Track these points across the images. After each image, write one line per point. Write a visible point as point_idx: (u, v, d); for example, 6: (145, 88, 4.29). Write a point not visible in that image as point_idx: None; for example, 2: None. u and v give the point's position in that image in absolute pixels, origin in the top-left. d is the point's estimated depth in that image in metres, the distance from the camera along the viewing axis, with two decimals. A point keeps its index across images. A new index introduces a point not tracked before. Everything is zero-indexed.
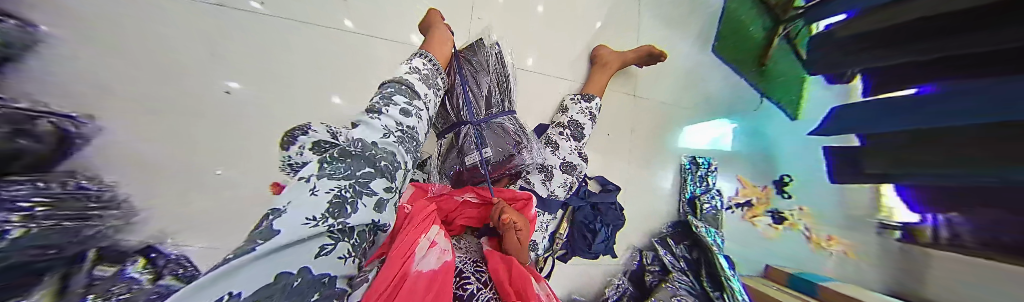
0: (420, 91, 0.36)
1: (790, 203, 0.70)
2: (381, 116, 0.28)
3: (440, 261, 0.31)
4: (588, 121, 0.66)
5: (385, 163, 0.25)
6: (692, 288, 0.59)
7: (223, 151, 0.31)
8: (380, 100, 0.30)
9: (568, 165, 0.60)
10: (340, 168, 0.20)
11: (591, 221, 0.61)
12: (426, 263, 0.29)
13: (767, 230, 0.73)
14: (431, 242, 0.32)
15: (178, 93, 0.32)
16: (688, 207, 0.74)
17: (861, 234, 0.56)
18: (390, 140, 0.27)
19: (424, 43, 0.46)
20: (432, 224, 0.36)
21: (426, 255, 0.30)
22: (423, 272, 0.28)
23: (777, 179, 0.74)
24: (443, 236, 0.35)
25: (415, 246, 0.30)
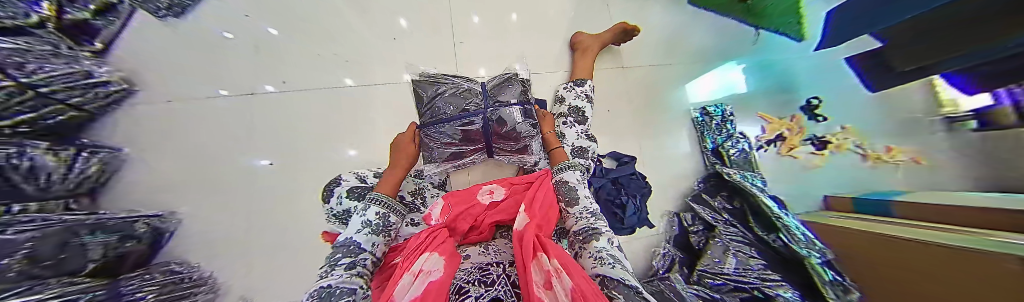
0: (377, 207, 0.40)
1: (828, 125, 0.67)
2: (364, 214, 0.39)
3: (423, 285, 0.28)
4: (587, 104, 0.67)
5: (365, 232, 0.36)
6: (743, 238, 0.55)
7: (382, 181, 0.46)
8: (359, 216, 0.39)
9: (579, 149, 0.60)
10: (343, 248, 0.33)
11: (616, 197, 0.60)
12: (410, 293, 0.26)
13: (810, 159, 0.67)
14: (415, 272, 0.30)
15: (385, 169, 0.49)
16: (714, 158, 0.71)
17: (924, 139, 0.52)
18: (363, 230, 0.36)
19: (387, 181, 0.46)
20: (422, 253, 0.34)
21: (409, 289, 0.27)
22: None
23: (804, 105, 0.72)
24: (433, 259, 0.33)
25: (397, 284, 0.27)
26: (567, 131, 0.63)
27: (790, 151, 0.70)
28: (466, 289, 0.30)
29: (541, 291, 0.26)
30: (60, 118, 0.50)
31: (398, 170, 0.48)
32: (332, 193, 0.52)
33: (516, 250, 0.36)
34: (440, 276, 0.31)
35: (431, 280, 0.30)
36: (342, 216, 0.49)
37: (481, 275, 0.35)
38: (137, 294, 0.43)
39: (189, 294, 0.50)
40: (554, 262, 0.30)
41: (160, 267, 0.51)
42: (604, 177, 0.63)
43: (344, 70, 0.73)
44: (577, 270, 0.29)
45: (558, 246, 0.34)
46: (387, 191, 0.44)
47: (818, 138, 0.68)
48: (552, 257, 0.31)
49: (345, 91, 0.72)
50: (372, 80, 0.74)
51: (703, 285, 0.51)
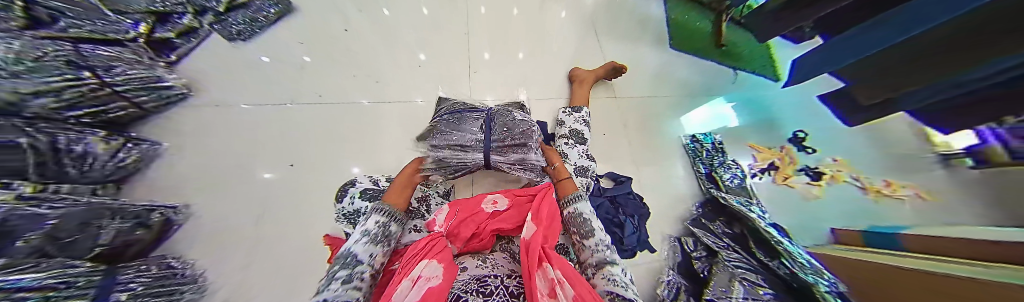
0: (379, 216, 0.42)
1: (818, 157, 0.71)
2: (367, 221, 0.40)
3: (422, 291, 0.28)
4: (585, 128, 0.72)
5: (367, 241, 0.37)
6: (747, 264, 0.53)
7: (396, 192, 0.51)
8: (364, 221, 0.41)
9: (579, 168, 0.64)
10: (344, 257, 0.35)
11: (614, 215, 0.61)
12: (405, 300, 0.26)
13: (808, 189, 0.67)
14: (414, 279, 0.30)
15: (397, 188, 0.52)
16: (710, 183, 0.73)
17: (927, 177, 0.55)
18: (366, 237, 0.38)
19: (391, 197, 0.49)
20: (422, 258, 0.35)
21: (405, 295, 0.27)
22: None
23: (791, 137, 0.76)
24: (433, 265, 0.34)
25: (396, 290, 0.28)
26: (568, 151, 0.67)
27: (786, 180, 0.70)
28: (464, 298, 0.30)
29: (545, 299, 0.28)
30: (120, 113, 0.56)
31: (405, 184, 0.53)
32: (345, 194, 0.55)
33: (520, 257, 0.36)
34: (438, 283, 0.31)
35: (430, 286, 0.30)
36: (351, 217, 0.52)
37: (480, 284, 0.33)
38: (128, 284, 0.43)
39: (176, 291, 0.49)
40: (557, 272, 0.31)
41: (156, 261, 0.51)
42: (602, 196, 0.64)
43: (367, 88, 0.82)
44: (579, 281, 0.30)
45: (561, 257, 0.36)
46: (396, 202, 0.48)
47: (811, 169, 0.70)
48: (555, 267, 0.33)
49: (365, 107, 0.79)
50: (389, 99, 0.82)
51: None
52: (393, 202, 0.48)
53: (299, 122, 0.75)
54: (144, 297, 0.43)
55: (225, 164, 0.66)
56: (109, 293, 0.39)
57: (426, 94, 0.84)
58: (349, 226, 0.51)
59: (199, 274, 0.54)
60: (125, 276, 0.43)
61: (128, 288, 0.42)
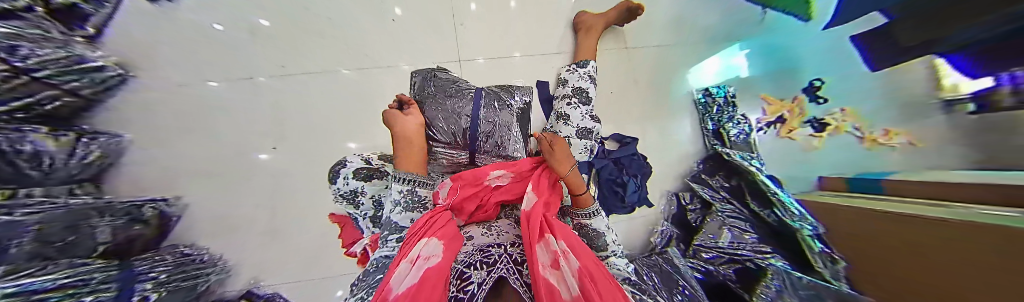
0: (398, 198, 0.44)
1: (827, 107, 0.51)
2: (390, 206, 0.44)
3: (421, 272, 0.30)
4: (589, 84, 0.66)
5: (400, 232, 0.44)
6: (739, 215, 0.57)
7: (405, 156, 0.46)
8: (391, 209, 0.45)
9: (584, 130, 0.61)
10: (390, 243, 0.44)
11: (617, 176, 0.61)
12: (405, 283, 0.28)
13: (809, 141, 0.53)
14: (412, 259, 0.31)
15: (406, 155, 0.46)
16: (716, 139, 0.76)
17: (923, 123, 0.34)
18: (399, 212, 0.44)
19: (403, 161, 0.46)
20: (421, 237, 0.36)
21: (405, 278, 0.29)
22: (398, 295, 0.26)
23: (806, 86, 0.57)
24: (432, 244, 0.35)
25: (395, 272, 0.30)
26: (571, 113, 0.63)
27: (790, 133, 0.59)
28: (467, 274, 0.31)
29: (547, 271, 0.29)
30: (56, 104, 0.49)
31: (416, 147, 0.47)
32: (337, 175, 0.53)
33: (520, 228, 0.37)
34: (438, 261, 0.32)
35: (429, 266, 0.31)
36: (350, 198, 0.52)
37: (483, 255, 0.35)
38: (149, 274, 0.49)
39: (199, 275, 0.55)
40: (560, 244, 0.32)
41: (168, 251, 0.54)
42: (605, 158, 0.64)
43: (343, 55, 0.72)
44: (585, 252, 0.32)
45: (562, 227, 0.36)
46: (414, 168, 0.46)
47: (818, 120, 0.52)
48: (559, 239, 0.34)
49: (344, 80, 0.72)
50: (372, 70, 0.73)
51: (698, 258, 0.58)
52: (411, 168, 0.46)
53: (277, 100, 0.68)
54: (167, 285, 0.51)
55: (207, 151, 0.62)
56: (131, 287, 0.46)
57: (412, 58, 0.75)
58: (352, 207, 0.53)
59: (215, 257, 0.59)
60: (143, 268, 0.49)
61: (146, 279, 0.48)
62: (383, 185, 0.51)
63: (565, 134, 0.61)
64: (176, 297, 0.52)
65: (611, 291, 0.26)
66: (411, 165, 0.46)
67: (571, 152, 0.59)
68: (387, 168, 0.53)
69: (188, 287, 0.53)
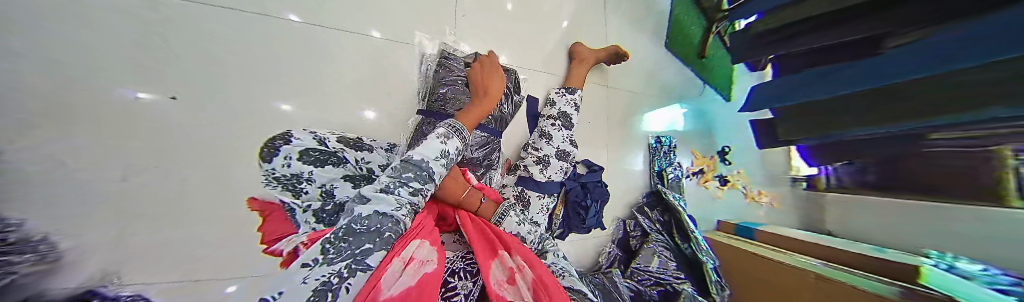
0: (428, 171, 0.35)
1: (731, 168, 0.95)
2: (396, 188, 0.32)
3: (417, 275, 0.25)
4: (574, 110, 0.72)
5: (389, 232, 0.28)
6: (667, 244, 0.71)
7: (470, 112, 0.46)
8: (391, 181, 0.32)
9: (562, 153, 0.67)
10: (342, 248, 0.24)
11: (582, 199, 0.68)
12: (399, 285, 0.23)
13: (716, 191, 0.94)
14: (406, 260, 0.27)
15: (477, 112, 0.47)
16: (658, 179, 0.88)
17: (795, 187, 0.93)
18: (400, 212, 0.31)
19: (463, 112, 0.46)
20: (413, 239, 0.32)
21: (398, 279, 0.24)
22: (395, 295, 0.21)
23: (719, 150, 0.97)
24: (426, 248, 0.31)
25: (386, 268, 0.24)
26: (553, 134, 0.67)
27: (705, 182, 0.93)
28: (453, 282, 0.31)
29: (505, 288, 0.28)
30: None
31: (483, 105, 0.48)
32: (275, 153, 0.36)
33: (473, 245, 0.36)
34: (434, 267, 0.28)
35: (425, 271, 0.27)
36: (290, 182, 0.35)
37: (467, 263, 0.35)
38: None
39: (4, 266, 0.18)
40: (517, 260, 0.33)
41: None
42: (575, 180, 0.70)
43: None
44: (540, 265, 0.33)
45: (519, 244, 0.37)
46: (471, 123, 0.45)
47: (723, 176, 0.95)
48: (515, 255, 0.34)
49: (288, 27, 0.46)
50: (330, 20, 0.51)
51: (634, 279, 0.65)
52: (467, 120, 0.45)
53: None
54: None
55: None
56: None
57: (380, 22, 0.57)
58: (292, 196, 0.35)
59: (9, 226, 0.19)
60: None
61: None
62: (341, 174, 0.37)
63: (545, 153, 0.65)
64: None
65: (561, 297, 0.28)
66: (470, 117, 0.45)
67: (547, 171, 0.64)
68: (349, 153, 0.40)
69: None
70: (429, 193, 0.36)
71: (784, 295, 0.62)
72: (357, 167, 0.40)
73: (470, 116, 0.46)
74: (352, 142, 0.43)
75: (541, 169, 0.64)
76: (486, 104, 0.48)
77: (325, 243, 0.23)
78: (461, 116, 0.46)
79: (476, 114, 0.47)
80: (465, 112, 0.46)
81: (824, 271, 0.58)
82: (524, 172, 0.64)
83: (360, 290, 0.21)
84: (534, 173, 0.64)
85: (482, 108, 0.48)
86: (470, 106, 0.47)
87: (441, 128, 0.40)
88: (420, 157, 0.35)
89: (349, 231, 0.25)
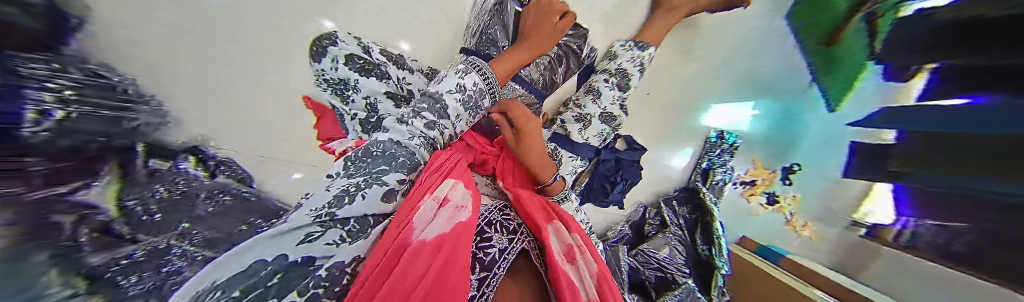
0: (450, 109, 0.41)
1: (787, 189, 0.66)
2: (408, 123, 0.37)
3: (451, 224, 0.33)
4: (636, 70, 0.64)
5: (403, 159, 0.35)
6: (683, 239, 0.72)
7: (509, 59, 0.49)
8: (411, 113, 0.38)
9: (607, 115, 0.62)
10: (360, 167, 0.32)
11: (612, 175, 0.66)
12: (432, 229, 0.31)
13: (756, 208, 0.74)
14: (436, 204, 0.34)
15: (517, 61, 0.49)
16: (700, 177, 0.85)
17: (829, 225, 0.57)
18: (413, 142, 0.36)
19: (494, 60, 0.48)
20: (444, 179, 0.38)
21: (428, 224, 0.32)
22: (426, 241, 0.29)
23: (784, 167, 0.67)
24: (460, 191, 0.39)
25: (417, 211, 0.32)
26: (603, 92, 0.62)
27: (750, 195, 0.75)
28: (488, 235, 0.37)
29: (564, 261, 0.35)
30: None
31: (519, 58, 0.49)
32: None
33: (526, 209, 0.42)
34: (468, 216, 0.36)
35: (459, 220, 0.34)
36: (337, 86, 0.69)
37: (503, 217, 0.43)
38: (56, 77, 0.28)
39: (127, 110, 0.34)
40: (575, 239, 0.39)
41: (76, 64, 0.30)
42: (610, 153, 0.66)
43: None
44: (591, 248, 0.39)
45: (571, 220, 0.44)
46: (501, 72, 0.47)
47: (773, 195, 0.69)
48: (573, 233, 0.41)
49: None
50: None
51: (636, 258, 0.69)
52: (500, 71, 0.47)
53: None
54: (78, 105, 0.29)
55: None
56: (21, 93, 0.24)
57: None
58: None
59: (131, 81, 0.36)
60: (29, 69, 0.25)
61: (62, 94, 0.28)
62: None
63: (588, 112, 0.61)
64: (73, 141, 0.28)
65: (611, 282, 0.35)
66: (508, 65, 0.48)
67: (585, 133, 0.60)
68: None
69: (98, 134, 0.31)
70: (443, 128, 0.40)
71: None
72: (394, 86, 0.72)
73: (506, 62, 0.48)
74: None
75: (579, 130, 0.60)
76: (527, 54, 0.50)
77: (348, 160, 0.32)
78: (498, 60, 0.48)
79: (510, 61, 0.49)
80: (501, 61, 0.48)
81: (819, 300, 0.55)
82: (560, 127, 0.61)
83: (370, 200, 0.30)
84: (571, 131, 0.60)
85: (520, 57, 0.50)
86: (512, 50, 0.50)
87: (462, 65, 0.44)
88: (436, 91, 0.42)
89: (369, 153, 0.33)
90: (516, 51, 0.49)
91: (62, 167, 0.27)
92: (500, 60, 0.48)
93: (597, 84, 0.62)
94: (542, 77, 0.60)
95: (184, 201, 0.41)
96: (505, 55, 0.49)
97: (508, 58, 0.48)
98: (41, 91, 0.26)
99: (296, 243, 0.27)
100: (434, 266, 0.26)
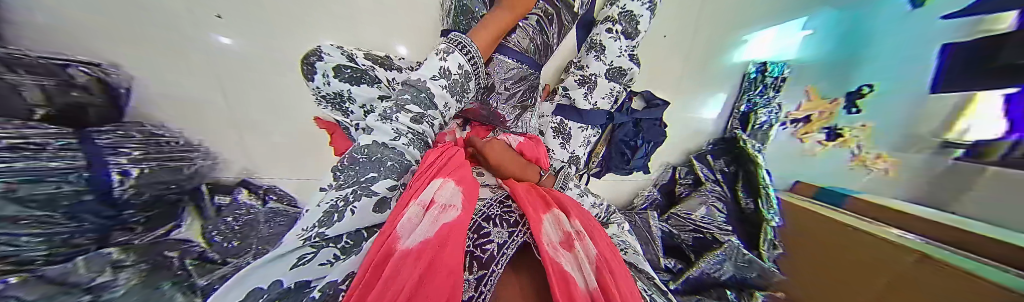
0: (438, 99, 0.33)
1: (854, 119, 0.69)
2: (392, 120, 0.28)
3: (439, 224, 0.22)
4: (645, 12, 0.57)
5: (392, 162, 0.26)
6: (723, 196, 0.65)
7: (489, 28, 0.41)
8: (393, 106, 0.30)
9: (616, 70, 0.56)
10: (350, 174, 0.23)
11: (631, 139, 0.62)
12: (417, 235, 0.19)
13: (812, 147, 0.76)
14: (424, 204, 0.23)
15: (498, 30, 0.41)
16: (739, 124, 0.75)
17: (906, 153, 0.59)
18: (402, 142, 0.28)
19: (471, 31, 0.40)
20: (433, 179, 0.28)
21: (416, 226, 0.21)
22: (410, 247, 0.18)
23: (852, 91, 0.70)
24: (449, 189, 0.28)
25: (402, 213, 0.21)
26: (608, 45, 0.55)
27: (804, 135, 0.78)
28: (487, 229, 0.27)
29: (562, 250, 0.25)
30: None
31: (497, 27, 0.41)
32: (314, 71, 0.42)
33: (519, 198, 0.33)
34: (458, 216, 0.25)
35: (448, 221, 0.23)
36: (335, 101, 0.41)
37: (505, 210, 0.31)
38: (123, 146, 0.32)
39: (181, 158, 0.39)
40: (573, 225, 0.30)
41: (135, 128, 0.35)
42: (626, 115, 0.62)
43: None
44: (597, 235, 0.30)
45: (575, 207, 0.34)
46: (482, 45, 0.39)
47: (835, 128, 0.72)
48: (572, 218, 0.31)
49: None
50: None
51: (668, 222, 0.65)
52: (479, 43, 0.39)
53: None
54: (150, 162, 0.34)
55: None
56: (104, 159, 0.29)
57: None
58: (342, 115, 0.42)
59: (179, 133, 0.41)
60: (107, 141, 0.30)
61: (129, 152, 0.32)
62: (377, 94, 0.39)
63: (592, 72, 0.56)
64: (154, 192, 0.34)
65: (624, 275, 0.25)
66: (485, 36, 0.40)
67: (593, 97, 0.56)
68: (377, 72, 0.44)
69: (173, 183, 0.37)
70: (433, 120, 0.33)
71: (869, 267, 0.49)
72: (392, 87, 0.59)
73: (485, 32, 0.40)
74: (379, 61, 0.46)
75: (585, 95, 0.56)
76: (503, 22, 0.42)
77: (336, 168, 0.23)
78: (475, 31, 0.40)
79: (489, 31, 0.40)
80: (478, 31, 0.40)
81: (920, 247, 0.46)
82: (564, 97, 0.57)
83: (363, 213, 0.23)
84: (576, 99, 0.56)
85: (499, 24, 0.42)
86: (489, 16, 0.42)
87: (443, 43, 0.36)
88: (418, 78, 0.33)
89: (353, 160, 0.24)
90: (493, 18, 0.41)
91: (153, 214, 0.35)
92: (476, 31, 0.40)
93: (600, 37, 0.56)
94: (534, 44, 0.50)
95: (247, 227, 0.43)
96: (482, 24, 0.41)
97: (485, 27, 0.40)
98: (118, 155, 0.31)
99: (288, 269, 0.19)
100: (416, 272, 0.15)
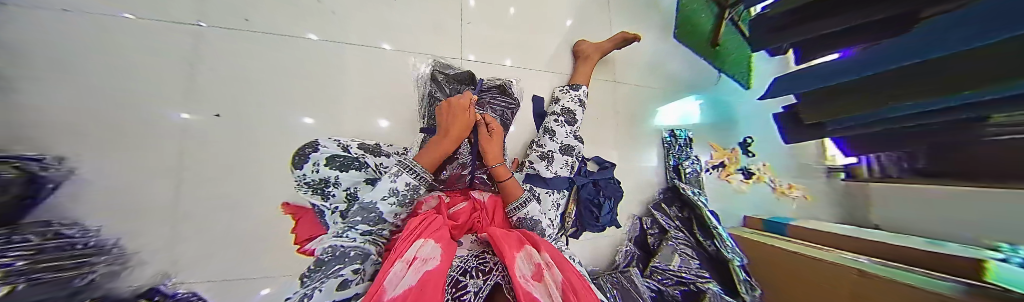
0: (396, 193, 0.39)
1: (753, 160, 0.97)
2: (350, 228, 0.35)
3: (419, 274, 0.26)
4: (578, 107, 0.74)
5: (353, 253, 0.33)
6: (688, 241, 0.71)
7: (432, 149, 0.46)
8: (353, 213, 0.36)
9: (566, 147, 0.68)
10: (317, 276, 0.30)
11: (594, 197, 0.68)
12: (402, 284, 0.24)
13: (740, 185, 0.95)
14: (408, 261, 0.27)
15: (439, 151, 0.47)
16: (674, 174, 0.88)
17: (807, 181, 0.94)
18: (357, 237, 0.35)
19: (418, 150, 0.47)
20: (417, 238, 0.33)
21: (401, 279, 0.25)
22: (397, 295, 0.22)
23: (742, 142, 0.99)
24: (429, 245, 0.32)
25: (387, 273, 0.25)
26: (556, 129, 0.69)
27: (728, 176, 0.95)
28: (464, 281, 0.30)
29: (533, 283, 0.27)
30: None
31: (445, 143, 0.47)
32: (305, 160, 0.44)
33: (495, 243, 0.36)
34: (437, 265, 0.29)
35: (427, 270, 0.27)
36: (319, 186, 0.43)
37: (479, 261, 0.34)
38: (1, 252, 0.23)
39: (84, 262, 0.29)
40: (545, 257, 0.33)
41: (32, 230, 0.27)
42: (586, 177, 0.71)
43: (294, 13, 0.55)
44: (567, 264, 0.33)
45: (546, 242, 0.37)
46: (427, 164, 0.45)
47: (747, 169, 0.97)
48: (543, 252, 0.34)
49: (305, 46, 0.55)
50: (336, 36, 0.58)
51: (653, 278, 0.65)
52: (425, 163, 0.45)
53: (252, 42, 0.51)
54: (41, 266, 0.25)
55: None
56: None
57: (395, 41, 0.64)
58: (320, 199, 0.43)
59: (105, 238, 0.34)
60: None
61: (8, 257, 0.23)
62: (362, 177, 0.43)
63: (549, 149, 0.66)
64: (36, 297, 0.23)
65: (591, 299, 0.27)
66: (429, 157, 0.46)
67: (553, 167, 0.65)
68: (368, 158, 0.46)
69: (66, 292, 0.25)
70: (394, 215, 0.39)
71: (828, 284, 0.58)
72: (375, 171, 0.45)
73: (429, 154, 0.46)
74: (370, 149, 0.49)
75: (545, 165, 0.65)
76: (446, 144, 0.47)
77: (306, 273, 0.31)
78: (419, 154, 0.46)
79: (432, 152, 0.46)
80: (421, 155, 0.46)
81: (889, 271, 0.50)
82: (529, 169, 0.65)
83: (327, 290, 0.29)
84: (540, 170, 0.64)
85: (440, 145, 0.47)
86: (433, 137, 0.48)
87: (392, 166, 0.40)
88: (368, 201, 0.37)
89: (319, 260, 0.32)
90: (437, 142, 0.47)
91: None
92: (424, 151, 0.46)
93: (552, 124, 0.70)
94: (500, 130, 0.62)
95: None
96: (426, 147, 0.47)
97: (431, 150, 0.46)
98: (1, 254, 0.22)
99: None
100: None
